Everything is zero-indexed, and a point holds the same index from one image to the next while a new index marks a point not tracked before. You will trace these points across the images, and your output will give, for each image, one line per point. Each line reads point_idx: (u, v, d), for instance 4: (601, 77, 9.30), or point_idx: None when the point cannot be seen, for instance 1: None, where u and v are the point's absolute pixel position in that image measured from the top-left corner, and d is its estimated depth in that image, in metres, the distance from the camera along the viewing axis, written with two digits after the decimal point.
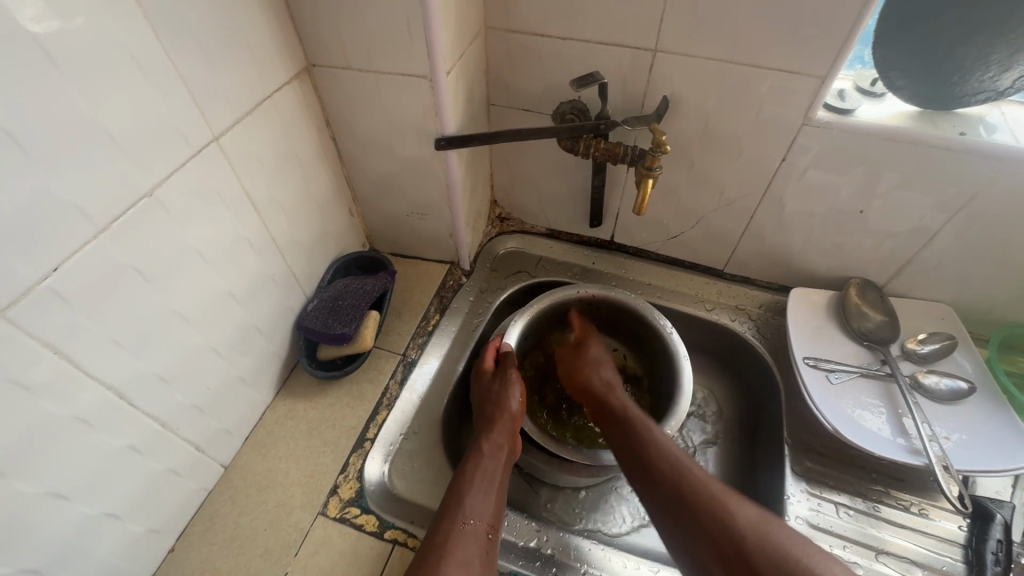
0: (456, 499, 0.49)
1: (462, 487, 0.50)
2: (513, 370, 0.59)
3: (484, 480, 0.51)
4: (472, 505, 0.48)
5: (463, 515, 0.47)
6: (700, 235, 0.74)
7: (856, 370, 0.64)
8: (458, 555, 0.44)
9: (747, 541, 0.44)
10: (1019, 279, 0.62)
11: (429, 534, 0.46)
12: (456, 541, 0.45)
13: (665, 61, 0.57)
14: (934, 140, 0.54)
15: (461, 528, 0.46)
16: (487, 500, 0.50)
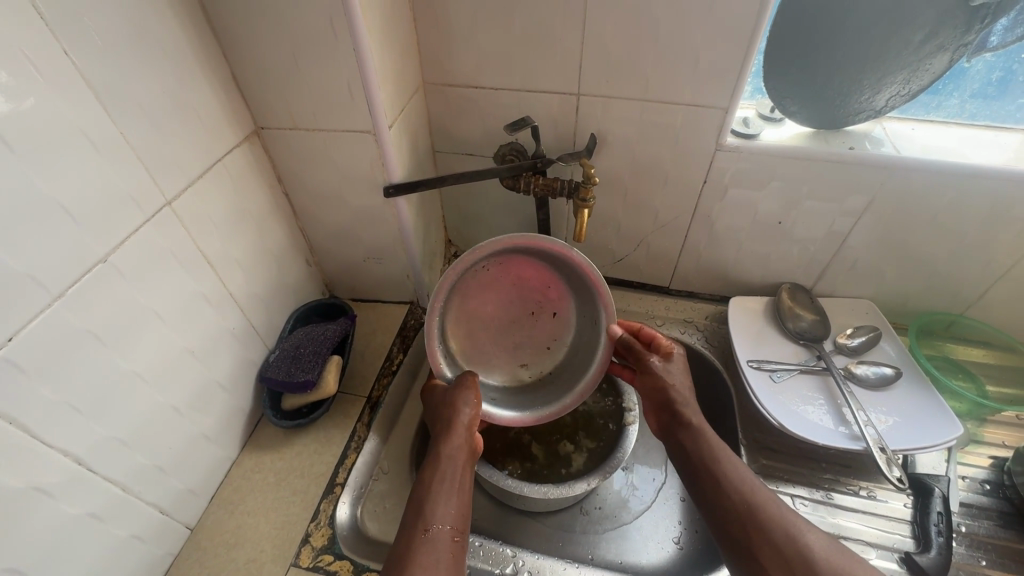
0: (417, 509, 0.48)
1: (424, 496, 0.49)
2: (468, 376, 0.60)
3: (445, 484, 0.51)
4: (433, 513, 0.48)
5: (426, 525, 0.47)
6: (642, 255, 0.79)
7: (796, 367, 0.68)
8: (421, 567, 0.43)
9: (814, 557, 0.45)
10: (923, 269, 0.70)
11: (398, 545, 0.46)
12: (425, 549, 0.45)
13: (589, 103, 0.63)
14: (829, 157, 0.61)
15: (428, 537, 0.46)
16: (451, 502, 0.49)
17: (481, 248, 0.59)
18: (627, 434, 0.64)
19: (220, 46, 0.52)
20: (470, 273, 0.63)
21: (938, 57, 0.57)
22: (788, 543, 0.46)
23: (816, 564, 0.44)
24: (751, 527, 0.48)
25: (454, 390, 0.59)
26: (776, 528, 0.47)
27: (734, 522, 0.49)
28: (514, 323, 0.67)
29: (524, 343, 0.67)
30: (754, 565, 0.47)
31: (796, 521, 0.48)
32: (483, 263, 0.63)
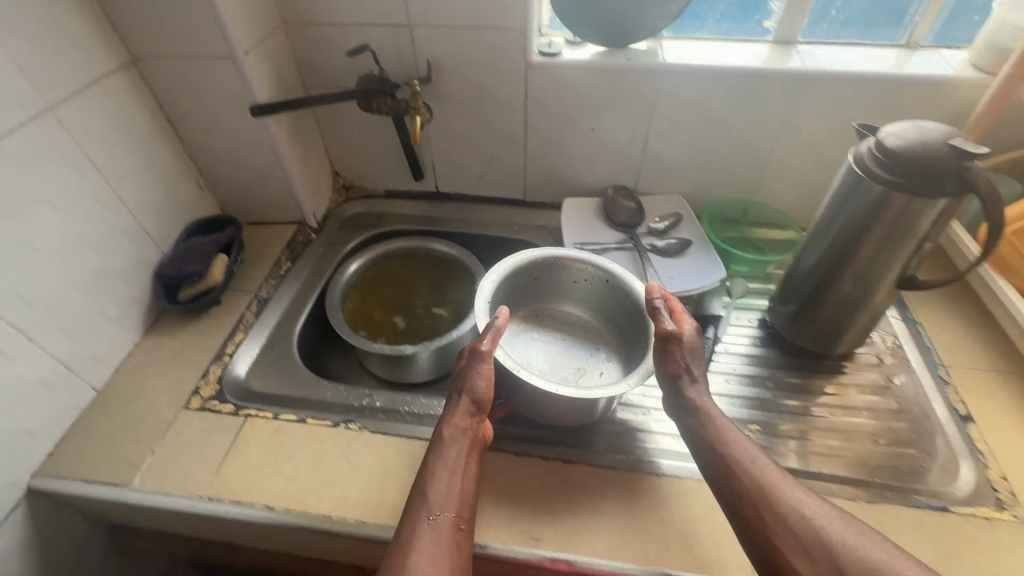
0: (421, 493, 0.52)
1: (426, 480, 0.53)
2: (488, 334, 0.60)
3: (446, 473, 0.53)
4: (436, 496, 0.51)
5: (430, 510, 0.50)
6: (496, 171, 0.93)
7: (613, 245, 0.85)
8: (424, 549, 0.47)
9: (825, 536, 0.46)
10: (710, 162, 0.86)
11: (400, 530, 0.50)
12: (423, 535, 0.48)
13: (419, 32, 0.76)
14: (611, 67, 0.77)
15: (427, 523, 0.49)
16: (451, 488, 0.52)
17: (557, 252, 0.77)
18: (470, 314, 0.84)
19: None
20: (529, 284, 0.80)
21: None
22: (800, 529, 0.47)
23: (833, 548, 0.46)
24: (768, 517, 0.49)
25: (466, 365, 0.60)
26: (790, 513, 0.48)
27: (747, 504, 0.50)
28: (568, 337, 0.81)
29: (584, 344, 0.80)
30: (763, 545, 0.49)
31: (796, 497, 0.49)
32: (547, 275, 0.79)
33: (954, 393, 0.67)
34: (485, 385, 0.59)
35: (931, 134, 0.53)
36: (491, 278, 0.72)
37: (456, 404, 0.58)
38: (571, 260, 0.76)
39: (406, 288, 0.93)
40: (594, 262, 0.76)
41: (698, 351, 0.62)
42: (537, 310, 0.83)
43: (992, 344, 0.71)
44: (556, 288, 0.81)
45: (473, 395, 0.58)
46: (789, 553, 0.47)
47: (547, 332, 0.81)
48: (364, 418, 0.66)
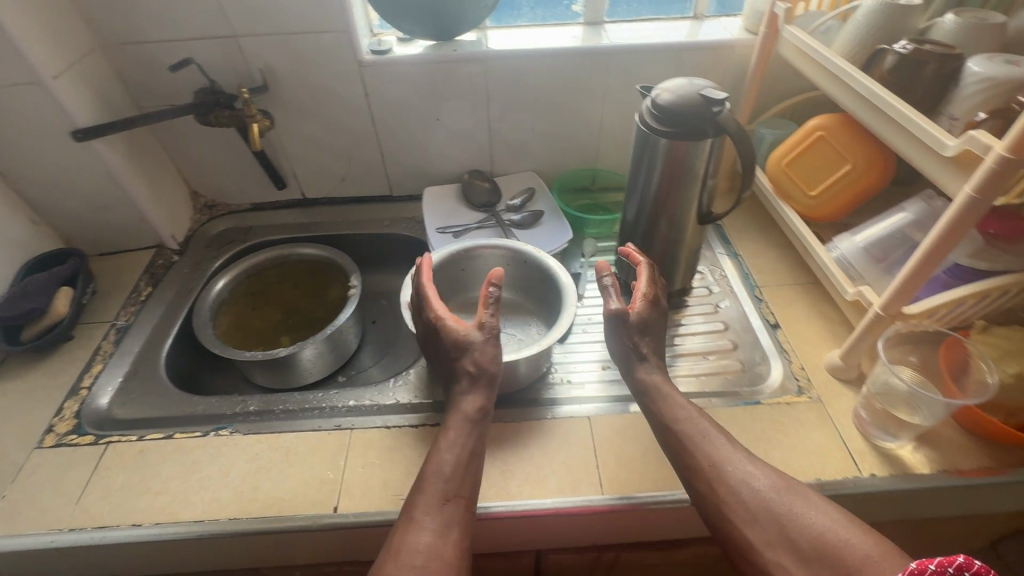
0: (425, 477, 0.52)
1: (428, 466, 0.53)
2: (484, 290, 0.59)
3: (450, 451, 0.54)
4: (443, 479, 0.51)
5: (440, 494, 0.50)
6: (357, 171, 0.96)
7: (473, 225, 0.90)
8: (437, 529, 0.47)
9: (769, 501, 0.49)
10: (552, 137, 0.94)
11: (402, 518, 0.49)
12: (433, 518, 0.48)
13: (246, 42, 0.78)
14: (439, 59, 0.82)
15: (432, 508, 0.49)
16: (457, 472, 0.52)
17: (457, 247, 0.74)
18: (346, 308, 0.85)
19: None
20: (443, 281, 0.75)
21: None
22: (746, 493, 0.50)
23: (777, 508, 0.49)
24: (721, 483, 0.52)
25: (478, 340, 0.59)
26: (739, 479, 0.51)
27: (698, 472, 0.53)
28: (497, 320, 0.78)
29: (519, 323, 0.76)
30: (716, 511, 0.51)
31: (741, 464, 0.52)
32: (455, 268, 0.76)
33: (766, 307, 0.78)
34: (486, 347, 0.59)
35: (689, 88, 0.62)
36: (407, 289, 0.69)
37: (466, 366, 0.58)
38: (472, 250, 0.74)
39: (286, 300, 0.93)
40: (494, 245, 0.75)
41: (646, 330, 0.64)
42: (469, 303, 0.79)
43: (793, 263, 0.83)
44: (475, 283, 0.78)
45: (473, 362, 0.58)
46: (740, 518, 0.50)
47: (479, 322, 0.77)
48: (239, 422, 0.67)
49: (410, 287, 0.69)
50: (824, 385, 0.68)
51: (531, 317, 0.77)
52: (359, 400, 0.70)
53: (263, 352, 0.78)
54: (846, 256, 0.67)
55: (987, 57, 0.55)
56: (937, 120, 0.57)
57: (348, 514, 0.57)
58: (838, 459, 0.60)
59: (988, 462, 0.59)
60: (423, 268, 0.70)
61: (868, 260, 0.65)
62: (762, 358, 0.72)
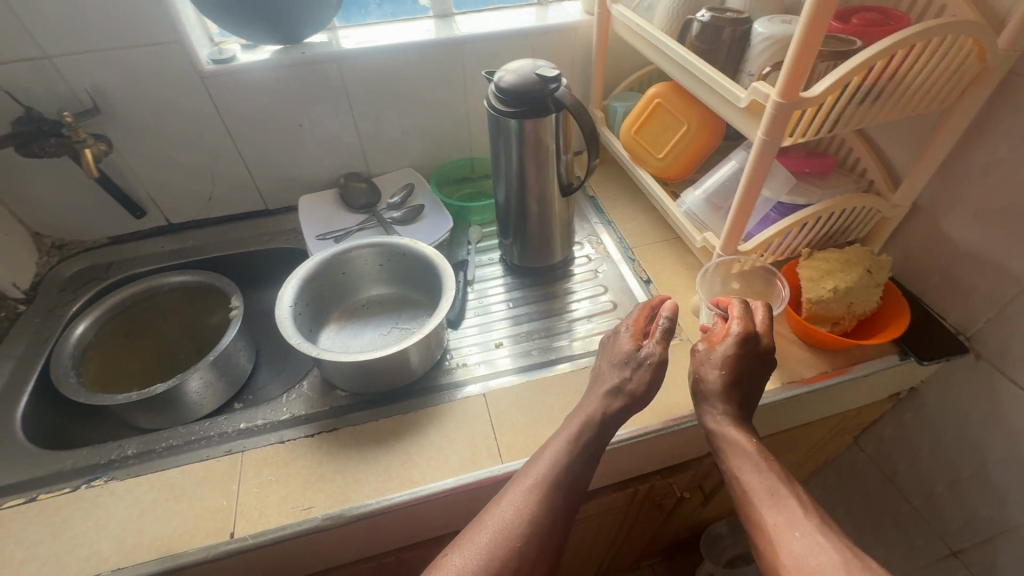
0: (542, 452, 0.53)
1: (556, 437, 0.54)
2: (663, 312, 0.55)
3: (585, 434, 0.53)
4: (558, 460, 0.51)
5: (552, 479, 0.50)
6: (224, 188, 0.91)
7: (355, 228, 0.89)
8: (524, 505, 0.48)
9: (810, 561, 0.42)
10: (424, 131, 0.95)
11: (513, 482, 0.51)
12: (520, 500, 0.49)
13: (63, 63, 0.72)
14: (288, 62, 0.80)
15: (544, 482, 0.50)
16: (568, 460, 0.51)
17: (329, 251, 0.72)
18: (231, 330, 0.81)
19: None
20: (323, 287, 0.74)
21: None
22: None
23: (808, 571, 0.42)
24: (769, 521, 0.46)
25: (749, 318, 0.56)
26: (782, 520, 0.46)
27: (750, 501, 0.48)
28: (384, 315, 0.78)
29: (407, 317, 0.77)
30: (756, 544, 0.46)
31: (798, 537, 0.44)
32: (334, 271, 0.74)
33: (638, 266, 0.84)
34: (656, 371, 0.54)
35: (529, 69, 0.67)
36: (282, 301, 0.66)
37: (609, 380, 0.56)
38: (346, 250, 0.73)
39: (163, 334, 0.88)
40: (367, 242, 0.74)
41: (729, 374, 0.54)
42: (355, 307, 0.78)
43: (660, 223, 0.90)
44: (356, 283, 0.77)
45: (625, 380, 0.55)
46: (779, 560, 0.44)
47: (367, 323, 0.77)
48: (115, 469, 0.62)
49: (285, 298, 0.66)
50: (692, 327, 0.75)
51: (419, 308, 0.77)
52: (250, 421, 0.66)
53: (138, 392, 0.73)
54: (692, 209, 0.74)
55: (768, 19, 0.63)
56: (741, 77, 0.65)
57: (245, 537, 0.55)
58: None
59: (826, 368, 0.68)
60: (298, 275, 0.69)
61: (711, 209, 0.72)
62: None
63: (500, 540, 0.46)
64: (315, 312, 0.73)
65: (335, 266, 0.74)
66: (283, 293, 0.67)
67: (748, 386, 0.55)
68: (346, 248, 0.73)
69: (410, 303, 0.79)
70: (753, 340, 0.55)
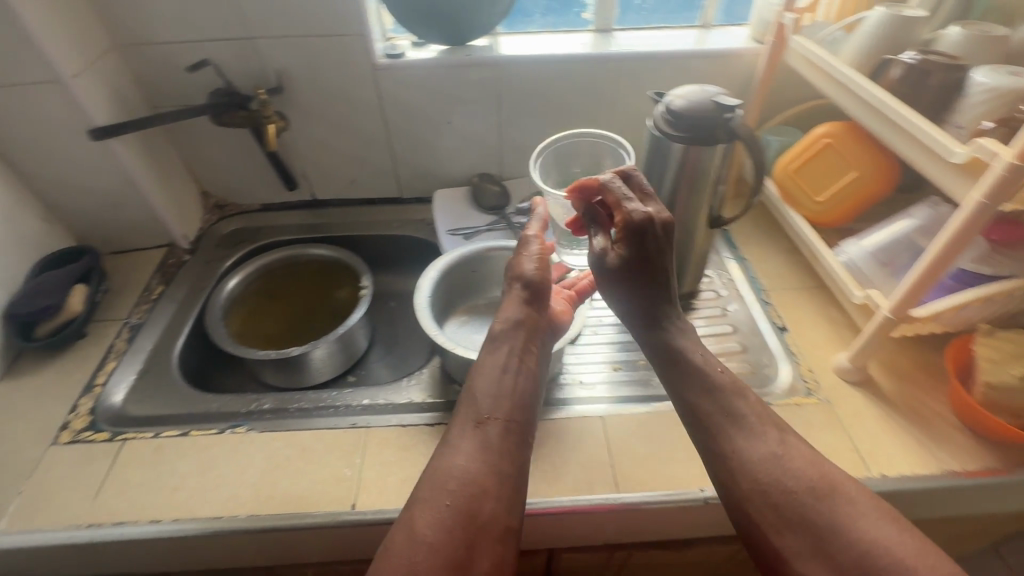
0: (446, 436, 0.49)
1: (473, 387, 0.52)
2: (534, 238, 0.68)
3: (501, 391, 0.52)
4: (487, 407, 0.50)
5: (478, 421, 0.49)
6: (368, 173, 0.97)
7: (484, 228, 0.91)
8: (464, 451, 0.47)
9: (808, 508, 0.44)
10: (563, 142, 0.95)
11: (451, 432, 0.49)
12: (466, 440, 0.48)
13: (262, 44, 0.79)
14: (452, 62, 0.83)
15: (439, 475, 0.45)
16: (496, 399, 0.51)
17: (469, 248, 0.75)
18: (358, 308, 0.86)
19: None
20: (458, 279, 0.77)
21: None
22: (770, 481, 0.45)
23: (852, 539, 0.41)
24: (747, 484, 0.46)
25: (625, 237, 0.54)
26: (768, 478, 0.45)
27: (739, 492, 0.46)
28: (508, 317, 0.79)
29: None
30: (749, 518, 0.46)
31: (757, 444, 0.47)
32: (470, 267, 0.77)
33: (773, 310, 0.79)
34: (522, 332, 0.59)
35: (701, 95, 0.64)
36: (420, 289, 0.70)
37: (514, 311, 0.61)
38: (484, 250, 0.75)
39: (297, 304, 0.93)
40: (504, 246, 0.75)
41: (625, 274, 0.55)
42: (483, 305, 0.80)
43: (798, 267, 0.85)
44: (488, 281, 0.79)
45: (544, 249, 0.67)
46: (778, 539, 0.44)
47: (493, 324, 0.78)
48: (253, 420, 0.67)
49: (423, 288, 0.70)
50: (832, 387, 0.69)
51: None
52: (373, 401, 0.70)
53: (276, 352, 0.79)
54: (854, 261, 0.68)
55: (991, 68, 0.57)
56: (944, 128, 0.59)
57: (365, 511, 0.57)
58: (848, 458, 0.61)
59: (995, 462, 0.60)
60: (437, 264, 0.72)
61: (876, 264, 0.67)
62: (771, 359, 0.73)
63: (433, 528, 0.42)
64: (448, 302, 0.76)
65: (472, 263, 0.77)
66: (422, 282, 0.71)
67: (653, 251, 0.54)
68: (483, 249, 0.75)
69: None
70: (645, 229, 0.54)
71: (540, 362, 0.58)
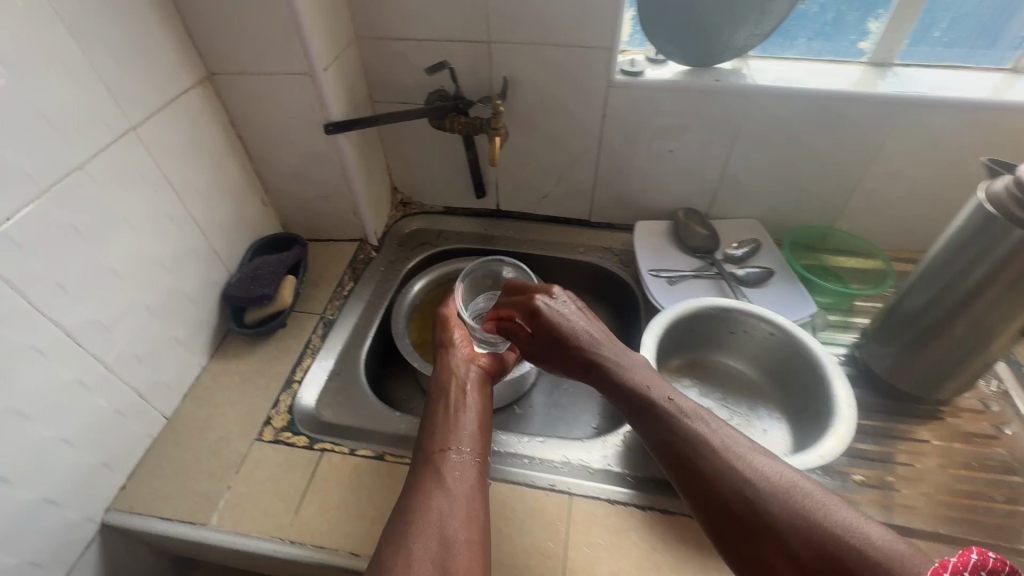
0: (433, 433, 0.58)
1: (435, 421, 0.59)
2: (455, 329, 0.69)
3: (471, 420, 0.59)
4: (456, 439, 0.57)
5: (445, 448, 0.56)
6: (563, 192, 0.90)
7: (691, 273, 0.81)
8: (431, 483, 0.53)
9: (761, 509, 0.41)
10: (794, 187, 0.82)
11: (432, 459, 0.55)
12: (426, 477, 0.53)
13: (499, 49, 0.73)
14: (699, 87, 0.73)
15: (449, 471, 0.53)
16: (467, 431, 0.58)
17: (716, 302, 0.65)
18: None
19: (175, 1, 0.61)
20: (689, 330, 0.67)
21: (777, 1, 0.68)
22: (732, 491, 0.43)
23: (818, 530, 0.39)
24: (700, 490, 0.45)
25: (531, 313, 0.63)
26: (729, 486, 0.43)
27: (725, 516, 0.43)
28: (727, 387, 0.68)
29: (757, 411, 0.65)
30: (728, 545, 0.43)
31: (750, 459, 0.45)
32: (707, 322, 0.66)
33: None
34: (475, 384, 0.64)
35: None
36: (652, 333, 0.62)
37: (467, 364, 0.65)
38: (737, 310, 0.64)
39: None
40: (761, 313, 0.63)
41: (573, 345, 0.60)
42: (710, 365, 0.70)
43: None
44: (719, 342, 0.68)
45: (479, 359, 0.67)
46: (758, 547, 0.41)
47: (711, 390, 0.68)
48: None
49: (656, 335, 0.62)
50: None
51: (776, 410, 0.65)
52: (568, 459, 0.64)
53: None
54: None
55: None
56: None
57: None
58: None
59: None
60: (684, 305, 0.65)
61: None
62: None
63: (448, 512, 0.50)
64: (671, 352, 0.67)
65: (713, 319, 0.66)
66: (657, 326, 0.63)
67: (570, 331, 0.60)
68: (733, 308, 0.64)
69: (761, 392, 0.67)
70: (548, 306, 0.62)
71: (489, 401, 0.63)
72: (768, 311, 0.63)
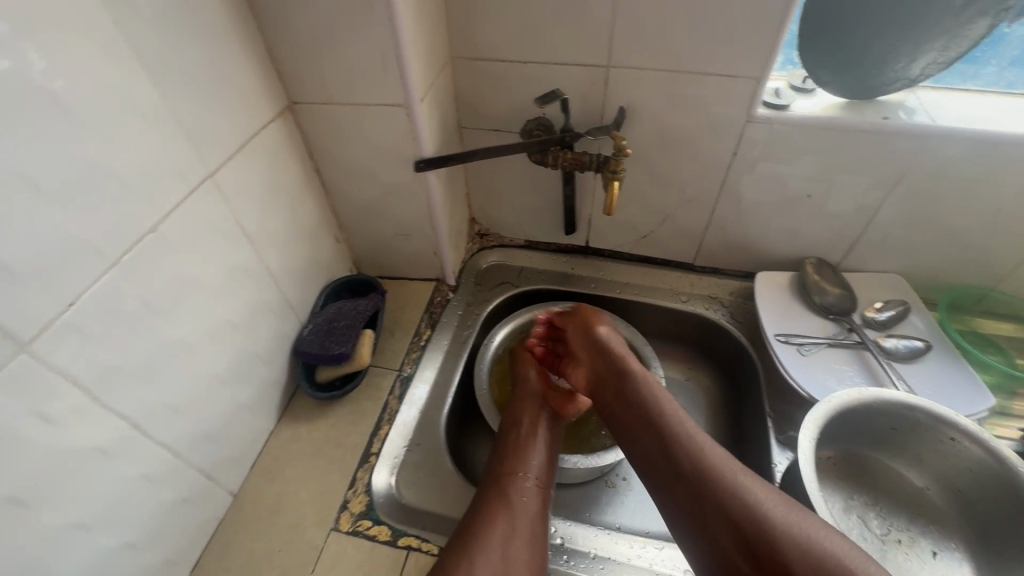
0: (503, 458, 0.56)
1: (506, 444, 0.58)
2: (531, 367, 0.66)
3: (541, 449, 0.57)
4: (524, 464, 0.55)
5: (512, 470, 0.55)
6: (667, 232, 0.79)
7: (825, 341, 0.69)
8: (496, 506, 0.51)
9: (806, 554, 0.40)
10: (957, 242, 0.69)
11: (499, 481, 0.54)
12: (492, 498, 0.52)
13: (618, 76, 0.62)
14: (863, 126, 0.60)
15: (513, 496, 0.52)
16: (538, 458, 0.56)
17: (894, 398, 0.55)
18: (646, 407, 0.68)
19: (257, 22, 0.52)
20: (853, 424, 0.58)
21: (978, 23, 0.54)
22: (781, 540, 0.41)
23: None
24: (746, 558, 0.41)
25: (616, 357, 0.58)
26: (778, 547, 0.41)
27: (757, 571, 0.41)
28: (888, 491, 0.59)
29: (924, 529, 0.57)
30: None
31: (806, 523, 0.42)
32: (880, 418, 0.57)
33: None
34: (551, 419, 0.61)
35: None
36: (813, 429, 0.53)
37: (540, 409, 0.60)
38: (922, 413, 0.54)
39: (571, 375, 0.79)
40: (956, 422, 0.53)
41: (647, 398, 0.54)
42: (867, 458, 0.61)
43: None
44: (887, 439, 0.59)
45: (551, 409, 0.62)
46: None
47: (867, 490, 0.60)
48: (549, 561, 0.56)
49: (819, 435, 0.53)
50: None
51: (951, 531, 0.56)
52: None
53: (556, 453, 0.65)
54: None
55: None
56: None
57: None
58: None
59: None
60: (845, 397, 0.55)
61: None
62: None
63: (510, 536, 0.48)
64: (826, 442, 0.59)
65: (886, 415, 0.56)
66: (822, 419, 0.54)
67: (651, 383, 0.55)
68: (917, 408, 0.54)
69: (931, 503, 0.58)
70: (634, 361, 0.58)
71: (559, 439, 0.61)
72: (965, 422, 0.52)
